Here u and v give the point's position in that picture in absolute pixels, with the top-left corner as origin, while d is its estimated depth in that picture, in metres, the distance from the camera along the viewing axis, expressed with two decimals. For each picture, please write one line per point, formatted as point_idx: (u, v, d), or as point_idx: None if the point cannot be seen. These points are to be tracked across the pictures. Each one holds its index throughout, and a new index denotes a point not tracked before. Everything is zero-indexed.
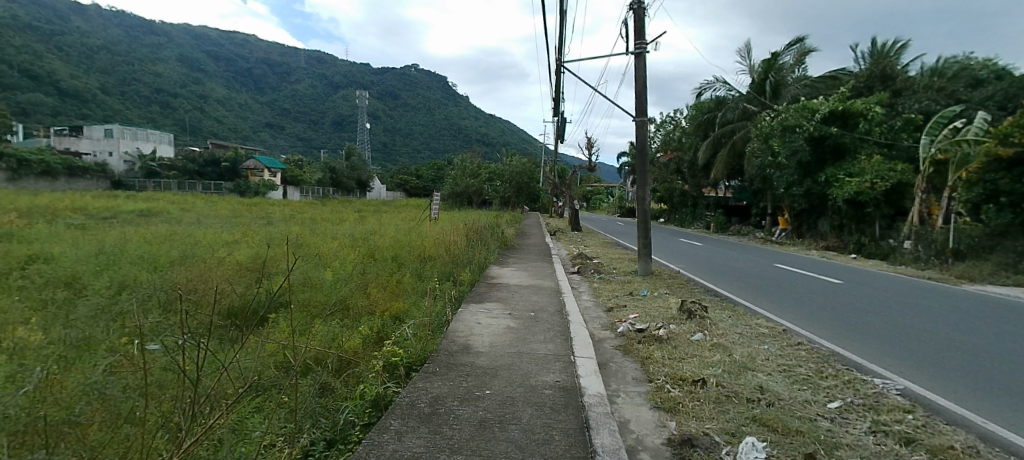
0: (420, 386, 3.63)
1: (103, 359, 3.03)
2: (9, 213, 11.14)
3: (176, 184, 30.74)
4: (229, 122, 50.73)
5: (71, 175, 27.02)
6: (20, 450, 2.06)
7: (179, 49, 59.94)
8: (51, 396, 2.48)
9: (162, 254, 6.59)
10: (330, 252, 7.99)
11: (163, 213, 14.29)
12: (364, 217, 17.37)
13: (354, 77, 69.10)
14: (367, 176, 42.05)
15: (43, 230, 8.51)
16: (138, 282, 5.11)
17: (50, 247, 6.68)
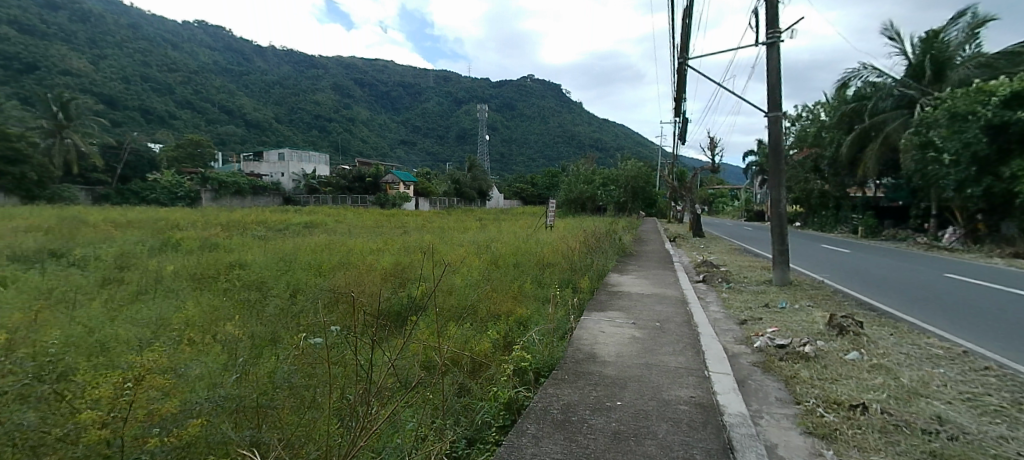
0: (551, 392, 3.71)
1: (286, 352, 3.53)
2: (216, 225, 13.65)
3: (330, 198, 34.57)
4: (371, 140, 56.21)
5: (256, 192, 31.82)
6: (239, 423, 2.48)
7: (332, 78, 68.05)
8: (256, 381, 2.96)
9: (324, 261, 7.48)
10: (457, 258, 8.44)
11: (322, 224, 16.43)
12: (486, 225, 18.25)
13: (474, 91, 72.68)
14: (487, 186, 43.88)
15: (239, 240, 10.25)
16: (307, 286, 5.85)
17: (242, 254, 7.97)
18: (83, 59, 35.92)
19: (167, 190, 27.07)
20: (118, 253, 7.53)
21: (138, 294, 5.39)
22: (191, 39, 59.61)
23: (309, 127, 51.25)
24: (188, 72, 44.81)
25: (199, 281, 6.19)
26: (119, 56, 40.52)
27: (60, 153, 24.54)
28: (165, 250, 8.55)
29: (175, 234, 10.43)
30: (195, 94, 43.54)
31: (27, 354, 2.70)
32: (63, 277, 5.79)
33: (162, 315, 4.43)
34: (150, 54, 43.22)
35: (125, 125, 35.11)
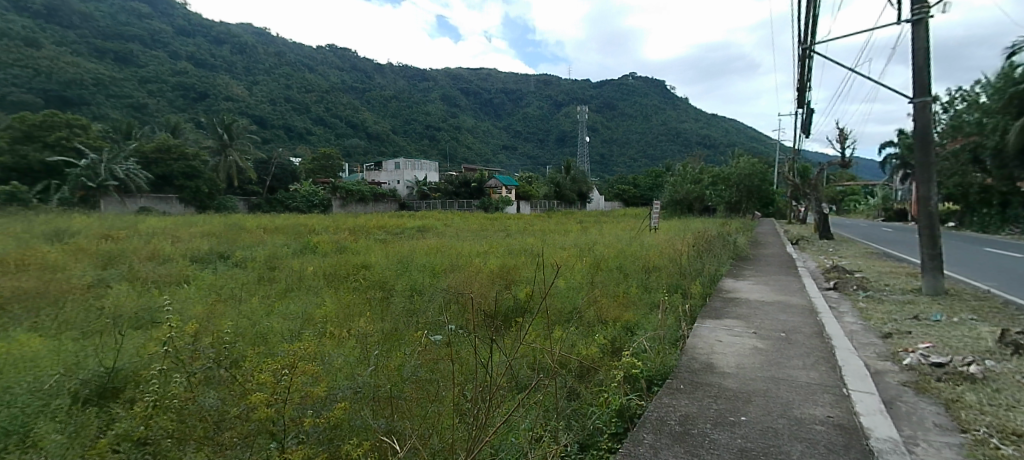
0: (667, 402, 3.55)
1: (411, 348, 3.79)
2: (344, 230, 15.00)
3: (438, 203, 36.30)
4: (475, 147, 58.20)
5: (376, 199, 34.44)
6: (375, 411, 2.70)
7: (441, 89, 71.58)
8: (386, 373, 3.21)
9: (437, 263, 7.90)
10: (560, 261, 8.44)
11: (431, 228, 17.34)
12: (587, 228, 18.03)
13: (575, 93, 72.43)
14: (587, 188, 43.40)
15: (363, 243, 11.16)
16: (423, 287, 6.21)
17: (367, 257, 8.67)
18: (242, 86, 42.90)
19: (305, 198, 30.02)
20: (268, 255, 8.59)
21: (285, 292, 6.08)
22: (323, 62, 66.20)
23: (421, 136, 54.31)
24: (321, 91, 49.69)
25: (333, 281, 6.83)
26: (267, 81, 46.22)
27: (223, 170, 28.37)
28: (306, 252, 9.57)
29: (311, 238, 11.63)
30: (327, 112, 48.21)
31: (210, 341, 3.17)
32: (228, 276, 6.73)
33: (306, 311, 4.96)
34: (291, 78, 48.74)
35: (272, 142, 39.78)
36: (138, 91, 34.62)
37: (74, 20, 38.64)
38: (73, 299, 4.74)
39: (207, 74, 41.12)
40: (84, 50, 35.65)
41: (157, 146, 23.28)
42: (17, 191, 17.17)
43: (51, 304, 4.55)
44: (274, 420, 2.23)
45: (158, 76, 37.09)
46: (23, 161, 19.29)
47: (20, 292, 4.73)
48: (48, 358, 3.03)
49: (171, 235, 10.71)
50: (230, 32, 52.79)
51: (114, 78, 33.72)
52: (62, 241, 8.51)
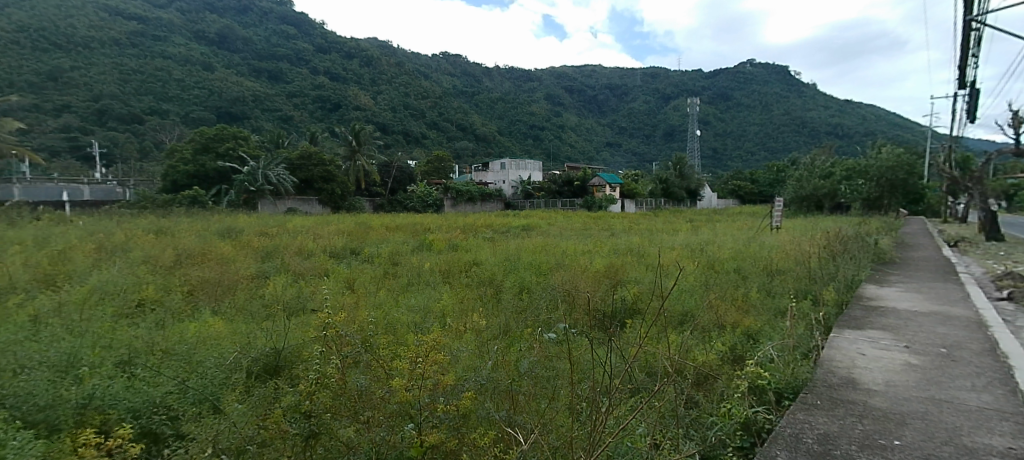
0: (801, 418, 3.22)
1: (526, 345, 3.86)
2: (455, 228, 15.64)
3: (542, 203, 36.44)
4: (579, 145, 57.83)
5: (484, 199, 35.60)
6: (496, 405, 2.77)
7: (545, 89, 72.06)
8: (504, 367, 3.30)
9: (543, 261, 7.95)
10: (670, 261, 8.06)
11: (536, 227, 17.57)
12: (698, 227, 17.12)
13: (685, 86, 69.12)
14: (697, 184, 41.20)
15: (476, 241, 11.61)
16: (532, 285, 6.27)
17: (480, 254, 8.97)
18: (367, 95, 46.54)
19: (421, 198, 31.94)
20: (391, 251, 9.25)
21: (407, 286, 6.50)
22: (437, 69, 69.76)
23: (525, 136, 55.29)
24: (435, 97, 52.33)
25: (448, 277, 7.18)
26: (389, 90, 49.73)
27: (353, 174, 30.93)
28: (424, 249, 10.17)
29: (428, 236, 12.36)
30: (440, 116, 50.67)
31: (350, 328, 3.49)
32: (358, 270, 7.36)
33: (428, 304, 5.26)
34: (410, 86, 51.91)
35: (393, 147, 42.48)
36: (285, 105, 39.19)
37: (238, 45, 47.45)
38: (243, 288, 5.51)
39: (340, 86, 45.20)
40: (245, 70, 42.89)
41: (301, 154, 26.08)
42: (197, 195, 20.24)
43: (228, 292, 5.33)
44: (412, 401, 2.38)
45: (302, 90, 42.40)
46: (201, 169, 22.72)
47: (203, 279, 5.59)
48: (229, 337, 3.55)
49: (312, 232, 12.00)
50: (359, 46, 57.22)
51: (267, 95, 38.92)
52: (231, 237, 9.92)
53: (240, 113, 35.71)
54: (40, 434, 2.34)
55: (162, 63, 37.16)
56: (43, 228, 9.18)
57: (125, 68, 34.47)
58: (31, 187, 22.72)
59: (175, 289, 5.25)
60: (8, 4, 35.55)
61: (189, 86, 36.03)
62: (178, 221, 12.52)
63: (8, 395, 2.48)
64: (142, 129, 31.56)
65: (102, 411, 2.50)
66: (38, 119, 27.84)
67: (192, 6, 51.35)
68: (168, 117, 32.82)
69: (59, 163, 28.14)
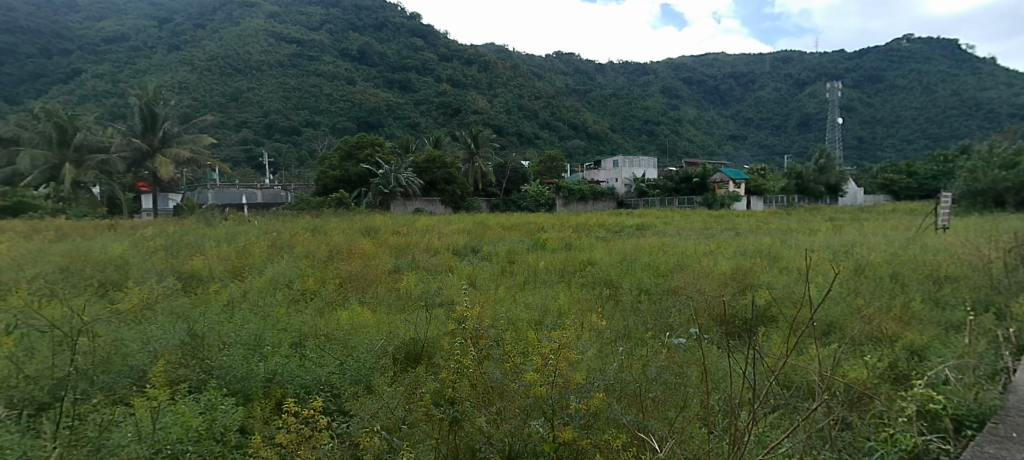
0: (989, 453, 2.75)
1: (652, 348, 3.75)
2: (569, 227, 15.64)
3: (657, 201, 35.05)
4: (698, 139, 54.64)
5: (596, 198, 35.11)
6: (626, 406, 2.71)
7: (662, 82, 69.13)
8: (632, 367, 3.22)
9: (664, 263, 7.65)
10: (808, 264, 7.31)
11: (653, 226, 17.01)
12: (841, 227, 15.25)
13: (824, 69, 62.23)
14: (838, 179, 36.87)
15: (591, 241, 11.52)
16: (651, 287, 6.06)
17: (594, 253, 8.93)
18: (485, 99, 48.11)
19: (534, 198, 32.44)
20: (508, 250, 9.51)
21: (523, 284, 6.63)
22: (551, 68, 70.32)
23: (640, 132, 53.59)
24: (548, 97, 52.53)
25: (564, 276, 7.21)
26: (504, 92, 50.93)
27: (471, 175, 32.22)
28: (538, 248, 10.33)
29: (541, 235, 12.61)
30: (552, 116, 50.72)
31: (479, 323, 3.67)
32: (479, 267, 7.68)
33: (545, 302, 5.33)
34: (524, 87, 52.72)
35: (507, 148, 43.29)
36: (413, 112, 41.98)
37: (375, 59, 51.70)
38: (382, 282, 6.06)
39: (460, 92, 47.28)
40: (379, 82, 46.84)
41: (427, 158, 27.64)
42: (343, 197, 22.57)
43: (370, 285, 5.87)
44: (545, 396, 2.43)
45: (427, 98, 45.12)
46: (345, 173, 25.17)
47: (351, 273, 6.23)
48: (374, 327, 3.92)
49: (436, 231, 12.77)
50: (478, 52, 59.30)
51: (398, 103, 42.08)
52: (371, 236, 10.92)
53: (376, 122, 39.06)
54: (238, 401, 2.83)
55: (315, 80, 41.85)
56: (228, 227, 10.81)
57: (287, 86, 39.48)
58: (221, 192, 27.43)
59: (329, 281, 5.90)
60: (202, 39, 42.64)
61: (336, 99, 40.11)
62: (327, 221, 14.03)
63: (216, 367, 3.02)
64: (300, 139, 35.82)
65: (283, 385, 2.94)
66: (224, 134, 33.16)
67: (336, 25, 57.02)
68: (319, 128, 37.06)
69: (239, 170, 33.05)
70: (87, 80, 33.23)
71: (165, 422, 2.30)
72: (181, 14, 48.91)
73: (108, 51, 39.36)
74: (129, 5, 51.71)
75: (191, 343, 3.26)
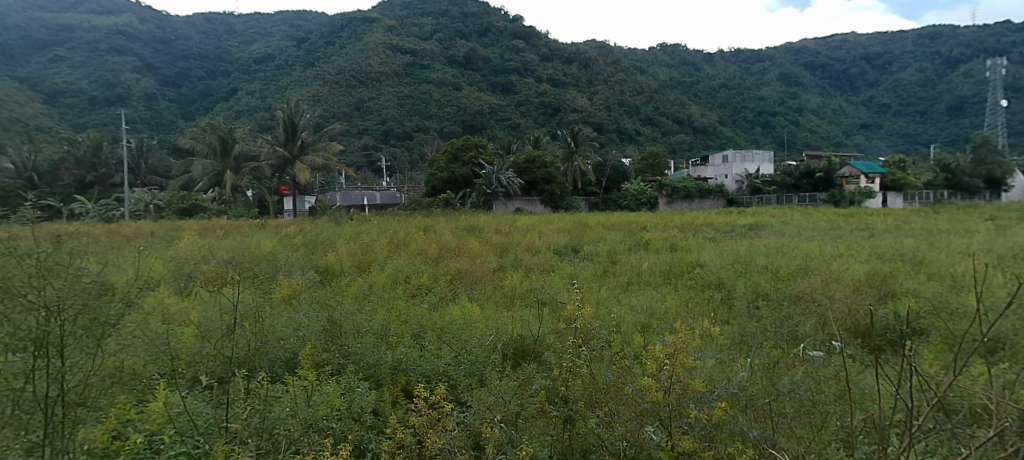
0: None
1: (775, 357, 3.49)
2: (675, 227, 14.99)
3: (773, 198, 32.37)
4: (822, 130, 49.69)
5: (703, 196, 33.22)
6: (751, 415, 2.54)
7: (780, 69, 63.80)
8: (755, 375, 3.01)
9: (784, 266, 7.06)
10: (965, 269, 6.31)
11: (769, 226, 15.71)
12: (1006, 228, 12.95)
13: (984, 43, 53.38)
14: (1004, 171, 31.26)
15: (698, 241, 10.97)
16: (770, 291, 5.64)
17: (703, 255, 8.51)
18: (585, 97, 47.67)
19: (635, 197, 31.62)
20: (610, 250, 9.36)
21: (627, 285, 6.50)
22: (655, 62, 68.02)
23: (753, 124, 49.95)
24: (651, 92, 50.79)
25: (670, 278, 6.96)
26: (605, 89, 49.97)
27: (570, 174, 32.09)
28: (641, 248, 10.06)
29: (644, 234, 12.26)
30: (655, 111, 48.90)
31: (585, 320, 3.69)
32: (581, 267, 7.65)
33: (651, 304, 5.18)
34: (626, 83, 51.39)
35: (607, 146, 42.42)
36: (514, 114, 42.75)
37: (479, 64, 53.38)
38: (488, 279, 6.30)
39: (560, 91, 47.21)
40: (483, 86, 48.36)
41: (528, 158, 27.97)
42: (450, 198, 23.70)
43: (479, 282, 6.12)
44: (662, 403, 2.35)
45: (527, 98, 45.68)
46: (452, 175, 26.37)
47: (459, 271, 6.54)
48: (484, 323, 4.10)
49: (537, 230, 12.91)
50: (579, 50, 58.86)
51: (501, 105, 43.14)
52: (477, 234, 11.35)
53: (479, 124, 40.40)
54: (371, 385, 3.13)
55: (425, 87, 44.22)
56: (352, 226, 11.80)
57: (402, 94, 42.17)
58: (347, 194, 29.99)
59: (441, 277, 6.25)
60: (331, 54, 47.01)
61: (443, 104, 42.09)
62: (436, 220, 14.73)
63: (352, 353, 3.37)
64: (412, 144, 38.14)
65: (408, 373, 3.20)
66: (349, 142, 36.40)
67: (445, 33, 59.69)
68: (429, 133, 39.22)
69: (361, 174, 36.11)
70: (242, 98, 38.33)
71: (316, 399, 2.64)
72: (315, 33, 54.39)
73: (258, 71, 45.35)
74: (274, 29, 58.66)
75: (329, 330, 3.67)
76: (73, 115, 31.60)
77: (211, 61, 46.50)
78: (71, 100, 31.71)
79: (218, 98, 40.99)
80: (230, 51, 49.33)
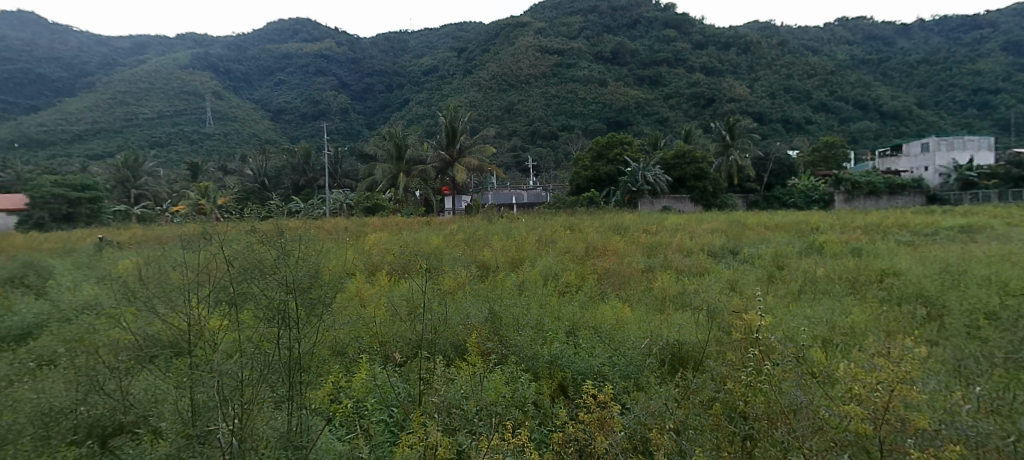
0: None
1: (1011, 390, 2.85)
2: (855, 229, 13.05)
3: (992, 195, 26.32)
4: None
5: (893, 192, 27.91)
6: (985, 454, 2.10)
7: (1007, 34, 51.44)
8: (984, 408, 2.50)
9: (1014, 277, 5.74)
10: None
11: (988, 228, 12.76)
12: None
13: None
14: None
15: (888, 246, 9.39)
16: (997, 309, 4.62)
17: (894, 261, 7.29)
18: (745, 85, 43.70)
19: (804, 194, 28.19)
20: (775, 253, 8.52)
21: (797, 294, 5.84)
22: (832, 40, 59.78)
23: (965, 105, 41.12)
24: (825, 74, 44.69)
25: (853, 287, 6.11)
26: (768, 75, 45.21)
27: (724, 170, 29.92)
28: (811, 253, 8.94)
29: (818, 237, 10.83)
30: (831, 96, 42.99)
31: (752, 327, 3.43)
32: (741, 271, 7.06)
33: (832, 316, 4.58)
34: (794, 66, 45.99)
35: (770, 137, 38.33)
36: (664, 107, 40.81)
37: (627, 58, 51.92)
38: (637, 280, 6.15)
39: (715, 80, 43.84)
40: (631, 80, 47.09)
41: (676, 154, 26.60)
42: (593, 196, 23.53)
43: (627, 283, 6.02)
44: (869, 433, 2.08)
45: (678, 90, 43.27)
46: (596, 173, 26.14)
47: (607, 270, 6.50)
48: (639, 325, 4.02)
49: (688, 230, 12.24)
50: (740, 34, 54.15)
51: (649, 99, 41.57)
52: (623, 234, 11.13)
53: (625, 121, 39.46)
54: (531, 377, 3.28)
55: (572, 86, 44.27)
56: (504, 224, 12.47)
57: (549, 94, 42.89)
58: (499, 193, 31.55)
59: (588, 276, 6.28)
60: (485, 60, 49.63)
61: (589, 102, 41.89)
62: (581, 219, 14.71)
63: (513, 346, 3.57)
64: (558, 142, 38.78)
65: (564, 369, 3.29)
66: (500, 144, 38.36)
67: (593, 29, 59.13)
68: (574, 131, 39.52)
69: (510, 174, 38.13)
70: (411, 107, 42.54)
71: (484, 389, 2.83)
72: (472, 42, 57.97)
73: (424, 81, 49.84)
74: (438, 42, 63.88)
75: (491, 322, 3.93)
76: (291, 130, 39.17)
77: (388, 76, 52.39)
78: (290, 117, 41.40)
79: (393, 108, 45.99)
80: (402, 65, 55.02)
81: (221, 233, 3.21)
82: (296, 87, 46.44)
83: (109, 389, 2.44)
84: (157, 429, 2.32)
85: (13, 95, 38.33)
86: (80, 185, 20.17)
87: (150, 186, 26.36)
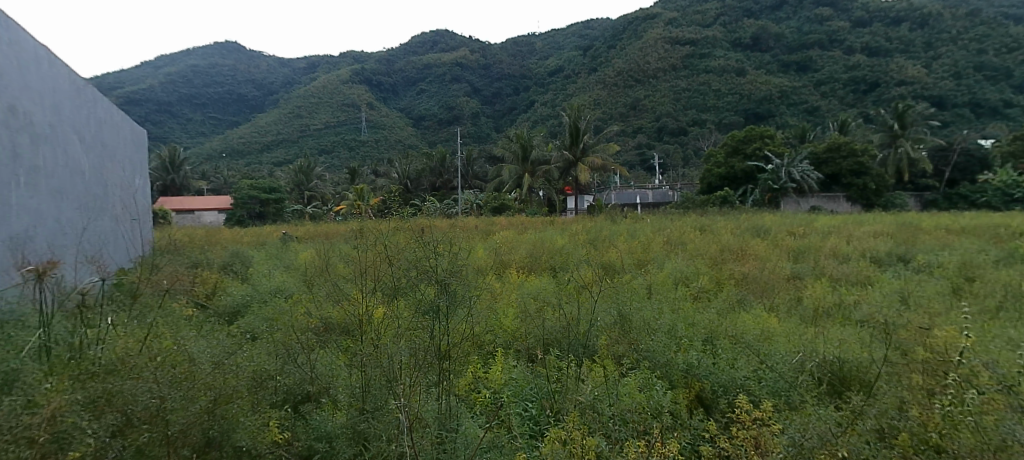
0: None
1: None
2: None
3: None
4: None
5: None
6: None
7: None
8: None
9: None
10: None
11: None
12: None
13: None
14: None
15: None
16: None
17: None
18: (919, 64, 37.53)
19: (1000, 190, 23.13)
20: (961, 261, 7.17)
21: (996, 312, 4.86)
22: None
23: None
24: None
25: None
26: (952, 51, 38.22)
27: (891, 163, 26.20)
28: (1012, 264, 7.37)
29: (1021, 244, 8.87)
30: None
31: (933, 351, 2.96)
32: (915, 282, 6.08)
33: None
34: (989, 39, 38.34)
35: (953, 125, 32.58)
36: (814, 94, 36.49)
37: (771, 42, 47.31)
38: (782, 287, 5.63)
39: (880, 61, 38.15)
40: (774, 68, 43.03)
41: (828, 146, 23.71)
42: (728, 195, 21.92)
43: (769, 290, 5.53)
44: None
45: (832, 75, 38.42)
46: (731, 170, 24.32)
47: (745, 275, 6.04)
48: (788, 337, 3.69)
49: (845, 233, 10.84)
50: (913, 5, 46.51)
51: (796, 87, 37.47)
52: (764, 236, 10.21)
53: (767, 112, 36.09)
54: (667, 384, 3.18)
55: (706, 77, 41.53)
56: (628, 224, 12.17)
57: (679, 88, 40.79)
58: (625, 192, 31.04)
59: (723, 281, 5.91)
60: (613, 56, 48.64)
61: (725, 93, 39.06)
62: (713, 220, 13.73)
63: (645, 348, 3.49)
64: (687, 139, 37.20)
65: (701, 380, 3.13)
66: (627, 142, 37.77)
67: (730, 16, 55.00)
68: (707, 126, 37.24)
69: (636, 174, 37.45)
70: (538, 109, 43.32)
71: (621, 393, 2.80)
72: (600, 39, 57.18)
73: (550, 82, 50.40)
74: (567, 42, 64.03)
75: (621, 324, 3.88)
76: (430, 136, 42.24)
77: (518, 79, 53.77)
78: (430, 123, 44.67)
79: (520, 110, 47.19)
80: (530, 68, 56.20)
81: (379, 230, 3.57)
82: (434, 95, 49.83)
83: (299, 364, 2.89)
84: (335, 401, 2.68)
85: (218, 113, 46.38)
86: (267, 187, 23.63)
87: (320, 189, 30.18)
